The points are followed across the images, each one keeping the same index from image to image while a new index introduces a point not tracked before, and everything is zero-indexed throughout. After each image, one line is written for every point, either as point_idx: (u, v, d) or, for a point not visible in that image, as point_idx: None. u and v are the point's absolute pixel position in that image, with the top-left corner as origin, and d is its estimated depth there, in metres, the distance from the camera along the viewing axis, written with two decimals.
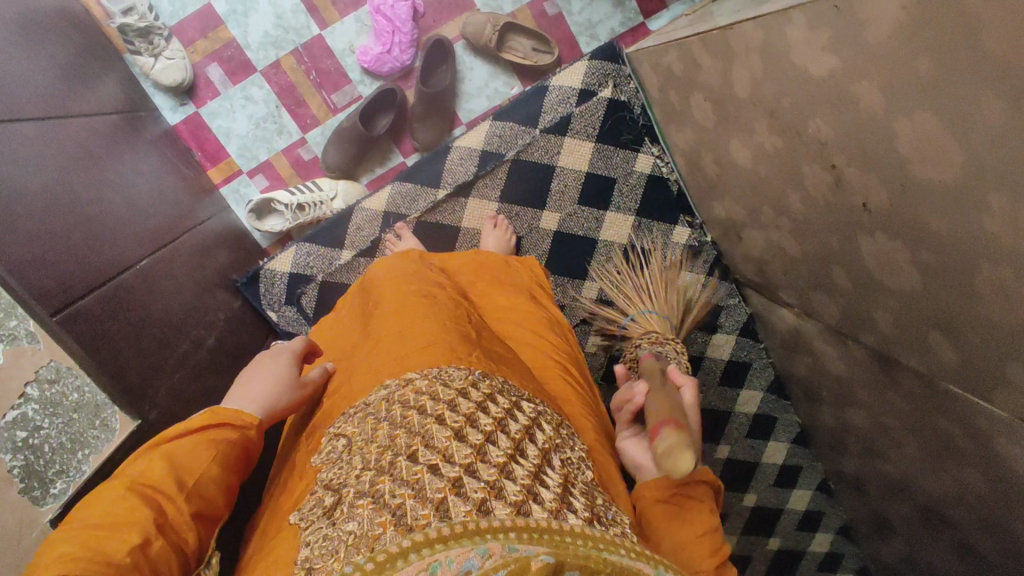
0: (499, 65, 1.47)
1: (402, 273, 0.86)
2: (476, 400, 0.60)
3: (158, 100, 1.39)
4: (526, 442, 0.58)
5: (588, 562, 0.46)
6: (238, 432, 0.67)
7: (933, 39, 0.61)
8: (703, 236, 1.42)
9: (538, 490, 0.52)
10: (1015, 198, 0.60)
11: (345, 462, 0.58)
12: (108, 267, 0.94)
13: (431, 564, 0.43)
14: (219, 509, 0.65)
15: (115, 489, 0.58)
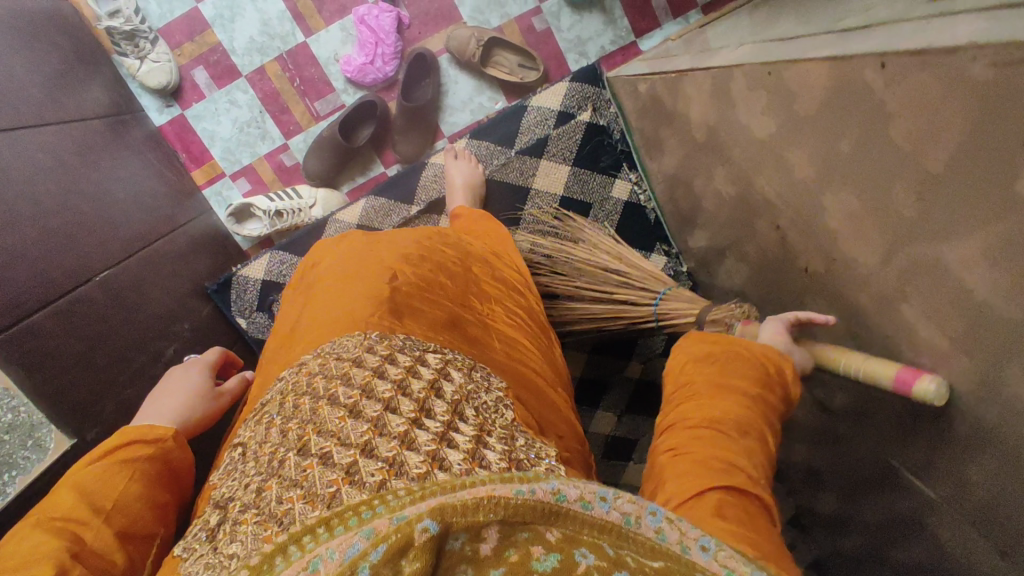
0: (484, 79, 1.45)
1: (338, 263, 0.88)
2: (373, 367, 0.61)
3: (145, 102, 1.42)
4: (433, 399, 0.58)
5: (479, 517, 0.40)
6: (152, 445, 0.72)
7: (844, 127, 0.59)
8: (679, 265, 1.37)
9: (444, 455, 0.51)
10: (932, 297, 0.58)
11: (239, 472, 0.57)
12: (66, 280, 0.96)
13: (311, 561, 0.36)
14: (150, 526, 0.68)
15: (26, 528, 0.62)
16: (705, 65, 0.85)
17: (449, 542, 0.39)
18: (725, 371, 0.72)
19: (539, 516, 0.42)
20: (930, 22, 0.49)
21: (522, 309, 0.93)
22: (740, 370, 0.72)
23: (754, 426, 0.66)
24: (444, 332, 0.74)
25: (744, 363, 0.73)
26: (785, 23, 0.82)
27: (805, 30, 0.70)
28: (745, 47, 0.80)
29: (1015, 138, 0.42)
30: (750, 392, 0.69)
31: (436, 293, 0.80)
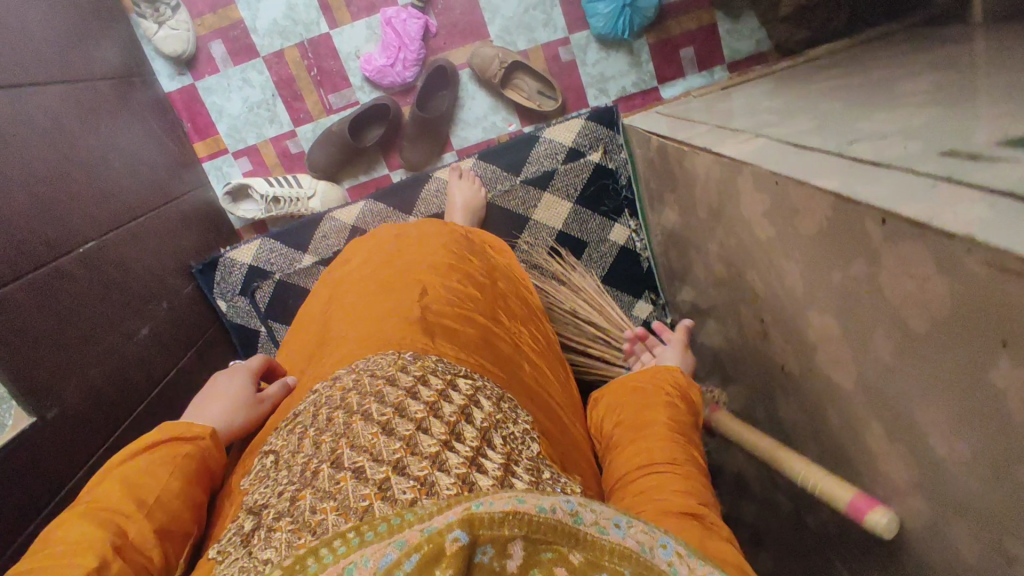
0: (501, 99, 1.45)
1: (369, 267, 0.86)
2: (406, 387, 0.56)
3: (157, 66, 1.39)
4: (463, 424, 0.54)
5: (505, 530, 0.37)
6: (194, 444, 0.63)
7: (837, 258, 0.60)
8: (663, 316, 1.39)
9: (474, 480, 0.48)
10: (896, 437, 0.60)
11: (271, 480, 0.53)
12: (47, 252, 0.95)
13: (346, 567, 0.34)
14: (189, 528, 0.58)
15: (67, 519, 0.53)
16: (717, 148, 0.86)
17: (477, 555, 0.37)
18: (638, 410, 0.76)
19: (558, 536, 0.40)
20: (935, 190, 0.50)
21: (539, 330, 0.91)
22: (648, 408, 0.75)
23: (680, 454, 0.68)
24: (478, 354, 0.70)
25: (649, 401, 0.77)
26: (799, 122, 0.84)
27: (818, 143, 0.72)
28: (759, 140, 0.81)
29: (992, 338, 0.43)
30: (666, 427, 0.72)
31: (464, 302, 0.77)
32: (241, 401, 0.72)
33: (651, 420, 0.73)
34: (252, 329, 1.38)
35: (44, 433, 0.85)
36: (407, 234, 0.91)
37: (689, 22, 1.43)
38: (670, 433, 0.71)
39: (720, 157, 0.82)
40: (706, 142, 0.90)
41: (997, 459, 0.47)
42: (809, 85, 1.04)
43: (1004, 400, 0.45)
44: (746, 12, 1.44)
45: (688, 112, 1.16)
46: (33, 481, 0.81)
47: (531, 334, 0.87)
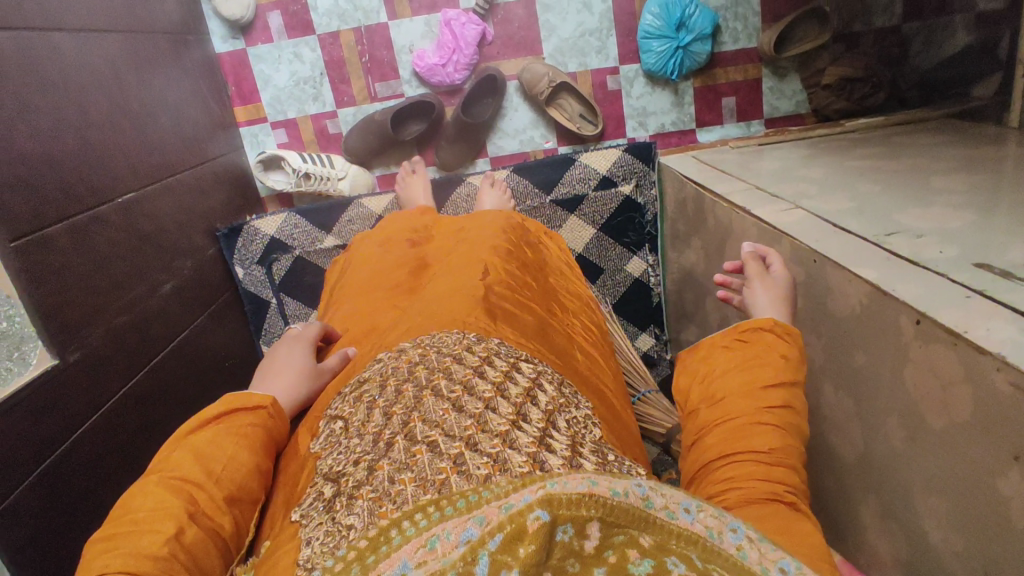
0: (543, 116, 1.48)
1: (450, 252, 0.94)
2: (474, 368, 0.61)
3: (212, 26, 1.40)
4: (529, 406, 0.57)
5: (582, 511, 0.38)
6: (255, 414, 0.68)
7: (865, 342, 0.64)
8: (663, 351, 1.45)
9: (545, 458, 0.51)
10: (889, 514, 0.64)
11: (344, 447, 0.58)
12: (92, 198, 0.96)
13: (429, 539, 0.39)
14: (255, 492, 0.64)
15: (149, 484, 0.59)
16: (756, 210, 0.90)
17: (558, 534, 0.38)
18: (716, 376, 0.63)
19: (631, 520, 0.40)
20: (969, 301, 0.54)
21: (586, 323, 0.96)
22: (740, 373, 0.62)
23: (781, 442, 0.56)
24: (535, 341, 0.76)
25: (746, 364, 0.62)
26: (837, 198, 0.88)
27: (856, 226, 0.76)
28: (798, 210, 0.85)
29: (1004, 452, 0.48)
30: (766, 403, 0.59)
31: (519, 295, 0.84)
32: (301, 373, 0.77)
33: (743, 394, 0.60)
34: (265, 299, 1.42)
35: (67, 376, 0.86)
36: (468, 235, 0.98)
37: (736, 73, 1.48)
38: (772, 409, 0.58)
39: (760, 220, 0.86)
40: (745, 201, 0.94)
41: (988, 556, 0.52)
42: (845, 160, 1.09)
43: (1007, 506, 0.48)
44: (791, 73, 1.49)
45: (725, 163, 1.20)
46: (50, 425, 0.81)
47: (579, 326, 0.92)
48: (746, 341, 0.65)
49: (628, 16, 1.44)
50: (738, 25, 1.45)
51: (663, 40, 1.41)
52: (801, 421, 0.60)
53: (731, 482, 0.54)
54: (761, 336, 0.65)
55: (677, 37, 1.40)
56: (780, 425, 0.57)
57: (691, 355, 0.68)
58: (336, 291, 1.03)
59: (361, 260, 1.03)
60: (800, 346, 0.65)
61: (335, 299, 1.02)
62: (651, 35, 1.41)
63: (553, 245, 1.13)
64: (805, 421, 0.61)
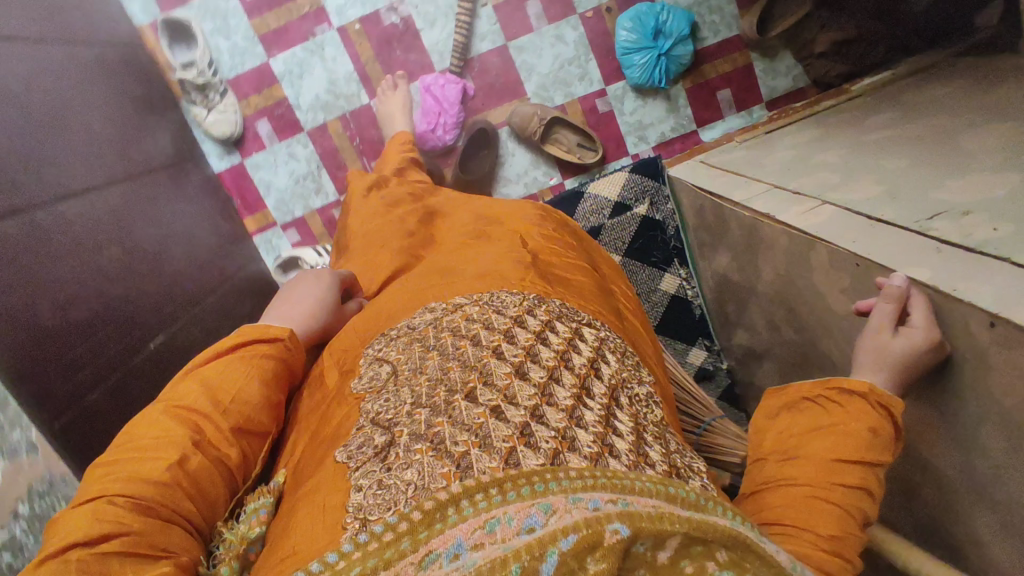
0: (542, 155, 1.47)
1: (479, 216, 0.92)
2: (537, 336, 0.59)
3: (207, 147, 1.44)
4: (593, 379, 0.56)
5: (665, 526, 0.40)
6: (274, 347, 0.68)
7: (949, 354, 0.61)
8: (719, 361, 1.37)
9: (612, 441, 0.49)
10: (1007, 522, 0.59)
11: (390, 395, 0.55)
12: (123, 354, 0.98)
13: (488, 521, 0.40)
14: (266, 425, 0.64)
15: (156, 411, 0.58)
16: (782, 215, 0.86)
17: (636, 545, 0.40)
18: (801, 435, 0.62)
19: (713, 535, 0.42)
20: None
21: (621, 287, 0.94)
22: (822, 440, 0.60)
23: (841, 522, 0.55)
24: (593, 303, 0.73)
25: (826, 428, 0.61)
26: (863, 183, 0.84)
27: (892, 214, 0.72)
28: (826, 207, 0.81)
29: None
30: (840, 477, 0.57)
31: (565, 259, 0.82)
32: (322, 309, 0.77)
33: (821, 461, 0.58)
34: None
35: None
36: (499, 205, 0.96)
37: (724, 65, 1.45)
38: (845, 487, 0.56)
39: (790, 227, 0.82)
40: (766, 206, 0.90)
41: None
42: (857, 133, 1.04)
43: None
44: (781, 51, 1.44)
45: (735, 163, 1.16)
46: None
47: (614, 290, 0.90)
48: (837, 402, 0.62)
49: (602, 36, 1.42)
50: (716, 18, 1.42)
51: (644, 51, 1.38)
52: (872, 507, 0.58)
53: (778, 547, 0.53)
54: (858, 400, 0.61)
55: (657, 46, 1.37)
56: (846, 505, 0.55)
57: (776, 399, 0.68)
58: (353, 246, 1.00)
59: (367, 216, 1.02)
60: (892, 427, 0.61)
61: (353, 246, 1.00)
62: (631, 49, 1.38)
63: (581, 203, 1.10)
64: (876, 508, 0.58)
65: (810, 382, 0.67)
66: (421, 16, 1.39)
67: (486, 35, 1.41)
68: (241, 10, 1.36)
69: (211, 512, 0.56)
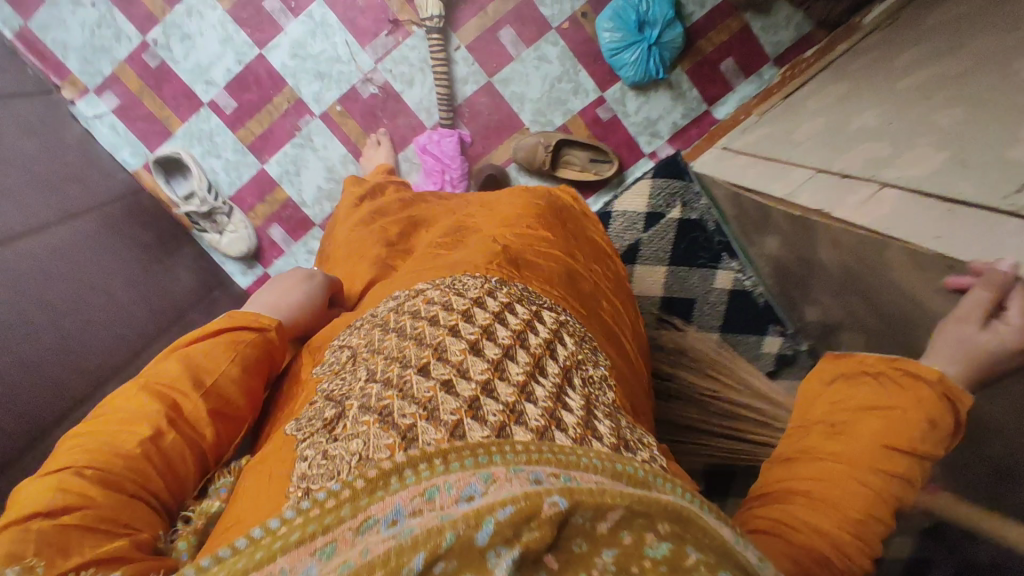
0: (557, 180, 1.41)
1: (455, 212, 0.95)
2: (494, 313, 0.59)
3: (229, 267, 1.43)
4: (547, 359, 0.56)
5: (609, 500, 0.38)
6: (260, 335, 0.64)
7: None
8: (797, 343, 1.26)
9: (561, 415, 0.50)
10: None
11: (349, 375, 0.55)
12: None
13: (428, 489, 0.38)
14: (243, 412, 0.61)
15: (132, 388, 0.56)
16: (841, 209, 0.78)
17: (576, 518, 0.37)
18: (849, 408, 0.60)
19: (659, 509, 0.39)
20: None
21: (602, 256, 0.92)
22: (868, 421, 0.58)
23: (870, 506, 0.54)
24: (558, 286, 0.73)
25: (870, 406, 0.59)
26: (918, 151, 0.76)
27: (973, 193, 0.64)
28: (890, 192, 0.73)
29: None
30: (881, 463, 0.55)
31: (535, 236, 0.82)
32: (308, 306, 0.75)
33: (865, 441, 0.56)
34: None
35: None
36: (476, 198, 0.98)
37: (720, 34, 1.36)
38: (888, 474, 0.55)
39: (854, 225, 0.75)
40: (819, 200, 0.83)
41: None
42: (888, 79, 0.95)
43: None
44: (775, 3, 1.35)
45: (766, 147, 1.08)
46: None
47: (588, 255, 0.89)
48: (905, 387, 0.59)
49: (586, 44, 1.34)
50: None
51: (632, 47, 1.30)
52: (907, 496, 0.56)
53: (792, 519, 0.54)
54: (932, 392, 0.58)
55: (644, 37, 1.29)
56: (880, 491, 0.54)
57: (837, 366, 0.65)
58: (341, 253, 1.01)
59: (346, 227, 1.03)
60: (954, 421, 0.58)
61: (340, 253, 1.00)
62: (619, 48, 1.30)
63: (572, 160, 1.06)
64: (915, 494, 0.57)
65: (876, 356, 0.63)
66: (398, 78, 1.33)
67: (468, 78, 1.35)
68: (223, 125, 1.34)
69: (181, 488, 0.55)
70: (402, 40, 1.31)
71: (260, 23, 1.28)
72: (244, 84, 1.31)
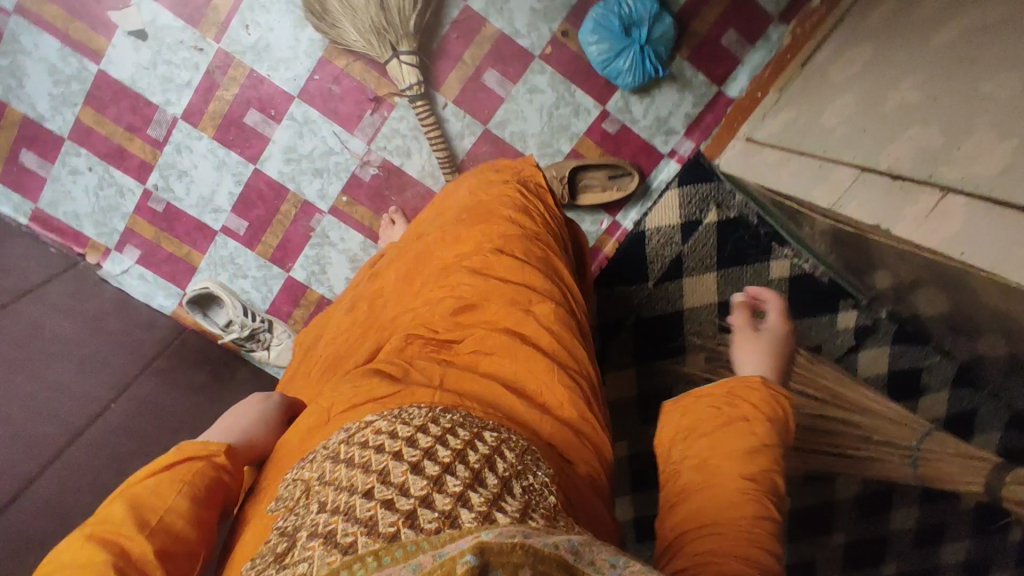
0: (581, 207, 1.35)
1: (411, 292, 0.95)
2: (435, 434, 0.55)
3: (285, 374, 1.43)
4: (487, 471, 0.53)
5: None
6: (210, 461, 0.63)
7: None
8: (874, 313, 1.21)
9: (497, 517, 0.48)
10: None
11: (299, 511, 0.52)
12: None
13: None
14: (194, 544, 0.59)
15: (78, 538, 0.55)
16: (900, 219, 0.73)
17: None
18: (701, 428, 0.65)
19: None
20: None
21: (547, 315, 0.87)
22: (720, 435, 0.64)
23: (749, 512, 0.59)
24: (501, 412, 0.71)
25: (719, 423, 0.65)
26: (977, 137, 0.68)
27: None
28: (954, 200, 0.68)
29: None
30: (744, 470, 0.61)
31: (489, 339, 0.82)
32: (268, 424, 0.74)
33: (727, 454, 0.63)
34: None
35: None
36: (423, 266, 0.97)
37: (714, 9, 1.25)
38: (750, 477, 0.61)
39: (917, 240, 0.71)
40: (874, 210, 0.77)
41: None
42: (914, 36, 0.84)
43: None
44: None
45: (794, 133, 1.00)
46: None
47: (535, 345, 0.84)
48: (739, 398, 0.67)
49: (574, 62, 1.26)
50: None
51: (624, 53, 1.21)
52: (775, 489, 0.62)
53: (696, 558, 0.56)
54: (755, 400, 0.66)
55: (634, 40, 1.20)
56: (753, 496, 0.60)
57: (675, 407, 0.69)
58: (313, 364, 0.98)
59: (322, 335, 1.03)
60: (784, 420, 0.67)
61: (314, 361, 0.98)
62: (610, 59, 1.22)
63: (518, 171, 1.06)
64: (782, 487, 0.63)
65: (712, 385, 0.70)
66: (394, 153, 1.29)
67: (464, 131, 1.28)
68: (242, 246, 1.33)
69: None
70: (388, 114, 1.26)
71: (247, 139, 1.26)
72: (249, 202, 1.30)
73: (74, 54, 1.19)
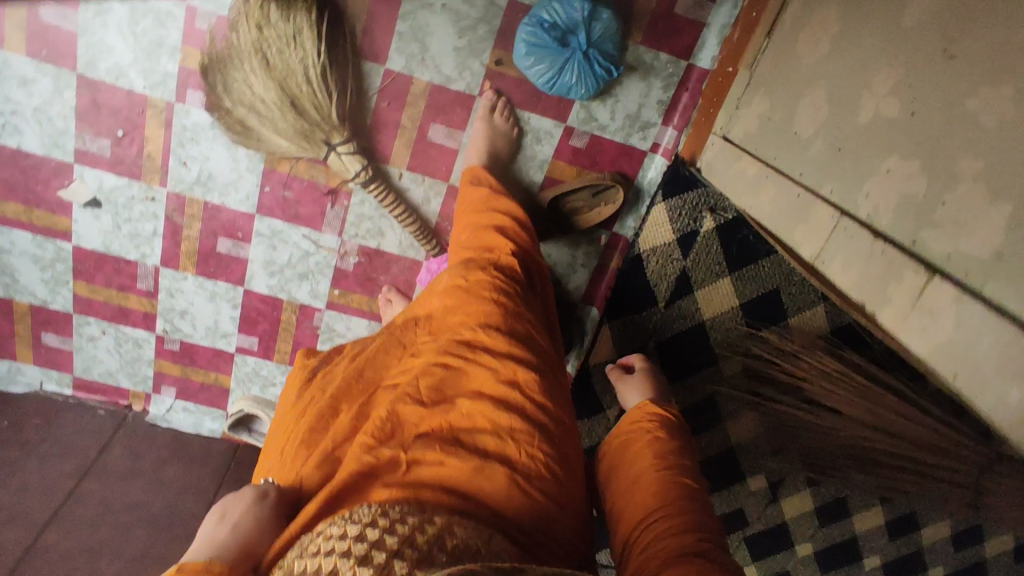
0: (575, 232, 1.25)
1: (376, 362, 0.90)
2: (382, 525, 0.60)
3: None
4: (436, 550, 0.58)
5: None
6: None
7: None
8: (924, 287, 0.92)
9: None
10: None
11: None
12: None
13: None
14: None
15: None
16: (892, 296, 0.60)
17: None
18: (630, 458, 0.86)
19: None
20: None
21: (526, 381, 0.85)
22: (638, 453, 0.85)
23: (670, 493, 0.78)
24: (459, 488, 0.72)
25: (636, 449, 0.86)
26: (963, 192, 0.54)
27: None
28: (941, 287, 0.55)
29: None
30: (670, 475, 0.80)
31: (461, 410, 0.81)
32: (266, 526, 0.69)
33: (646, 461, 0.84)
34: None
35: None
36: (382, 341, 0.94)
37: None
38: (673, 480, 0.80)
39: (922, 338, 0.57)
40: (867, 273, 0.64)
41: None
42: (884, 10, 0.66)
43: None
44: None
45: (771, 118, 0.84)
46: None
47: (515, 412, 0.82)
48: (636, 424, 0.91)
49: (519, 88, 1.13)
50: None
51: (566, 67, 1.07)
52: (697, 480, 0.82)
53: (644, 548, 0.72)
54: (649, 424, 0.90)
55: (572, 49, 1.05)
56: (677, 488, 0.79)
57: (610, 447, 0.91)
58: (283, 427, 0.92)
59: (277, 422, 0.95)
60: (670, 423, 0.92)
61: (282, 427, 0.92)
62: (554, 75, 1.07)
63: (494, 234, 1.03)
64: (697, 480, 0.82)
65: (618, 426, 0.94)
66: (367, 236, 1.24)
67: (429, 195, 1.21)
68: (261, 359, 1.37)
69: None
70: (348, 201, 1.21)
71: (227, 266, 1.26)
72: (252, 320, 1.32)
73: (47, 238, 1.22)
